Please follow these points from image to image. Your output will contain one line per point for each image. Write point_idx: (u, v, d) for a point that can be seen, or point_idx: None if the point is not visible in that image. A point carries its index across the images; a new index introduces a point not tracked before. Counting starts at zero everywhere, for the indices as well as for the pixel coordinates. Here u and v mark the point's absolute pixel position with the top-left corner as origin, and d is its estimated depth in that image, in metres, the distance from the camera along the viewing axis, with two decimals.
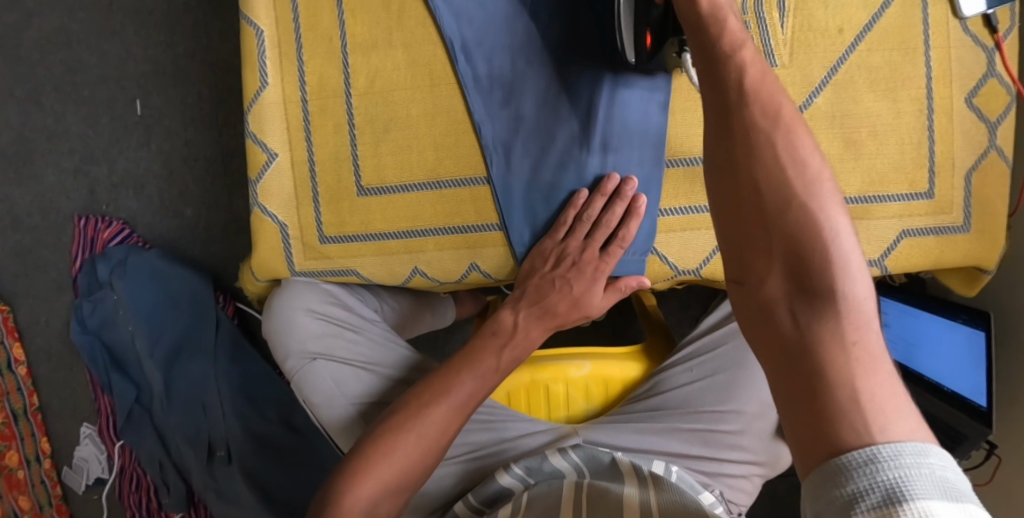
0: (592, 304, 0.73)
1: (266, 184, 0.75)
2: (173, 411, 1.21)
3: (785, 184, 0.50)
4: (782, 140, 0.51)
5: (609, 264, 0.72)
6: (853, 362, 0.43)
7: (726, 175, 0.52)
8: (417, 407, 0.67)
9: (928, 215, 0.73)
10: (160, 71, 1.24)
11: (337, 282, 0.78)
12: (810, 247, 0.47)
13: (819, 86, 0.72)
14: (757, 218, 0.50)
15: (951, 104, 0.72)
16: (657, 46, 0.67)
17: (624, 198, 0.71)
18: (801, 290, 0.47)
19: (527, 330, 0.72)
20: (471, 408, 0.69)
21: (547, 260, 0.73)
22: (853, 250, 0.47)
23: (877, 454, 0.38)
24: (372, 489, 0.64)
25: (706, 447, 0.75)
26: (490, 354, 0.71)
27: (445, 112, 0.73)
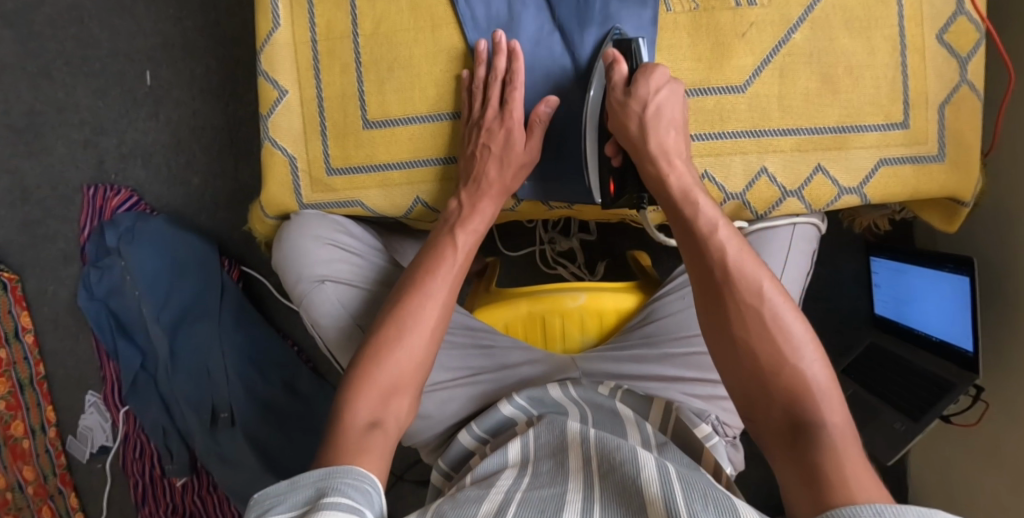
0: (516, 153, 0.75)
1: (276, 120, 0.79)
2: (178, 376, 1.23)
3: (775, 344, 0.60)
4: (769, 312, 0.61)
5: (513, 112, 0.74)
6: (846, 471, 0.53)
7: (725, 338, 0.63)
8: (406, 311, 0.69)
9: (903, 145, 0.77)
10: (169, 44, 1.28)
11: (344, 215, 0.81)
12: (803, 398, 0.58)
13: (797, 24, 0.76)
14: (757, 375, 0.60)
15: (923, 41, 0.76)
16: (620, 192, 0.75)
17: (500, 54, 0.74)
18: (797, 423, 0.58)
19: (471, 205, 0.75)
20: (451, 297, 0.72)
21: (465, 143, 0.76)
22: (831, 391, 0.58)
23: (882, 511, 0.43)
24: (374, 401, 0.65)
25: (699, 371, 0.79)
26: (446, 239, 0.74)
27: (446, 53, 0.77)
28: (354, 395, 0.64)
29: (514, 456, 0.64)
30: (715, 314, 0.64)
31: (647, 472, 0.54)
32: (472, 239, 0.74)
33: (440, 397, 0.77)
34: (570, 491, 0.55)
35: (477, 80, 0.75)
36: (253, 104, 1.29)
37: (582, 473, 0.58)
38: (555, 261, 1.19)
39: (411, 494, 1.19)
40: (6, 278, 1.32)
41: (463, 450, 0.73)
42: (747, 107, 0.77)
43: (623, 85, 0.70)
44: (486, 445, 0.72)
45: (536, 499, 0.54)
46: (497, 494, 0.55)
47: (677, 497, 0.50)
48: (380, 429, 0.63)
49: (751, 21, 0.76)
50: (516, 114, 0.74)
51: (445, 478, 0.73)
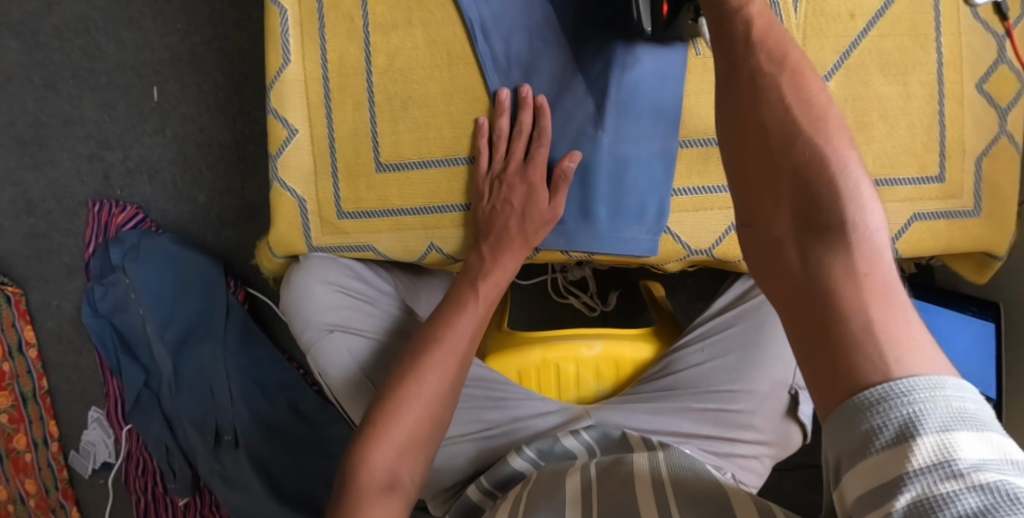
0: (539, 211, 0.72)
1: (286, 159, 0.76)
2: (182, 396, 1.21)
3: (791, 123, 0.49)
4: (788, 84, 0.51)
5: (536, 168, 0.72)
6: (865, 293, 0.41)
7: (733, 123, 0.53)
8: (425, 363, 0.68)
9: (937, 199, 0.74)
10: (177, 58, 1.25)
11: (356, 258, 0.79)
12: (818, 181, 0.46)
13: (831, 72, 0.73)
14: (763, 159, 0.50)
15: (961, 90, 0.73)
16: (673, 16, 0.64)
17: (526, 105, 0.72)
18: (808, 224, 0.46)
19: (492, 260, 0.73)
20: (470, 353, 0.71)
21: (484, 193, 0.73)
22: (860, 173, 0.46)
23: (891, 391, 0.38)
24: (389, 457, 0.64)
25: (718, 427, 0.76)
26: (467, 291, 0.73)
27: (463, 92, 0.74)
28: (369, 451, 0.63)
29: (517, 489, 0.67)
30: (726, 93, 0.54)
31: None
32: (496, 296, 0.73)
33: (450, 448, 0.76)
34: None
35: (499, 131, 0.73)
36: (261, 121, 1.26)
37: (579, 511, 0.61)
38: (567, 291, 1.16)
39: None
40: (9, 292, 1.30)
41: (470, 504, 0.72)
42: None
43: None
44: (494, 499, 0.71)
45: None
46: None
47: None
48: (397, 491, 0.64)
49: None
50: (539, 170, 0.72)
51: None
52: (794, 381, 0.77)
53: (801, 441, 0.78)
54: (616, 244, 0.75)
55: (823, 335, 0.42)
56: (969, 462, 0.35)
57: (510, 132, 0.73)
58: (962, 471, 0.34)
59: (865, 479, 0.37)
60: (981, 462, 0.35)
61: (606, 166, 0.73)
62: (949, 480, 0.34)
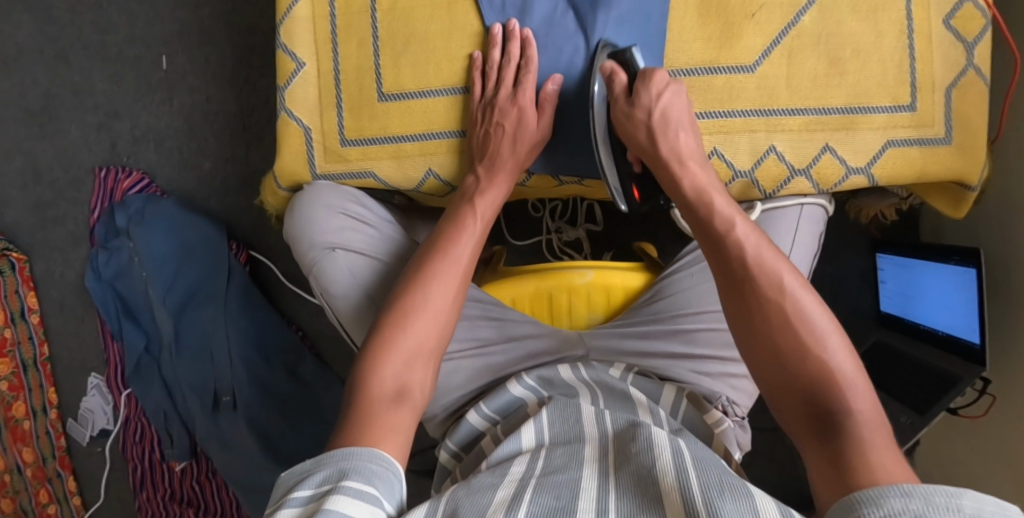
0: (529, 133, 0.77)
1: (293, 91, 0.81)
2: (182, 359, 1.24)
3: (798, 334, 0.58)
4: (790, 299, 0.59)
5: (526, 92, 0.76)
6: (883, 465, 0.50)
7: (744, 326, 0.61)
8: (428, 277, 0.69)
9: (910, 127, 0.78)
10: (186, 30, 1.30)
11: (357, 186, 0.82)
12: (828, 383, 0.55)
13: (807, 6, 0.77)
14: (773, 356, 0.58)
15: (929, 26, 0.77)
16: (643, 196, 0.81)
17: (514, 39, 0.76)
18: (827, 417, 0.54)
19: (487, 181, 0.77)
20: (471, 268, 0.72)
21: (476, 125, 0.78)
22: (853, 366, 0.56)
23: (909, 491, 0.42)
24: (398, 365, 0.64)
25: (709, 348, 0.78)
26: (465, 208, 0.76)
27: (461, 29, 0.78)
28: (381, 359, 0.63)
29: (529, 440, 0.63)
30: (733, 302, 0.62)
31: (664, 461, 0.53)
32: (494, 214, 0.76)
33: (450, 367, 0.78)
34: (586, 479, 0.54)
35: (490, 61, 0.76)
36: (266, 91, 1.30)
37: (598, 463, 0.57)
38: (561, 251, 1.20)
39: (410, 485, 1.20)
40: (13, 258, 1.33)
41: (472, 430, 0.73)
42: (756, 87, 0.78)
43: (624, 96, 0.73)
44: (496, 425, 0.72)
45: (552, 485, 0.53)
46: (515, 480, 0.54)
47: (693, 486, 0.50)
48: (406, 401, 0.62)
49: (761, 3, 0.76)
50: (526, 94, 0.76)
51: (453, 457, 0.73)
52: None
53: None
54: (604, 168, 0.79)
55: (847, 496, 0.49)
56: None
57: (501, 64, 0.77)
58: None
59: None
60: None
61: (592, 94, 0.78)
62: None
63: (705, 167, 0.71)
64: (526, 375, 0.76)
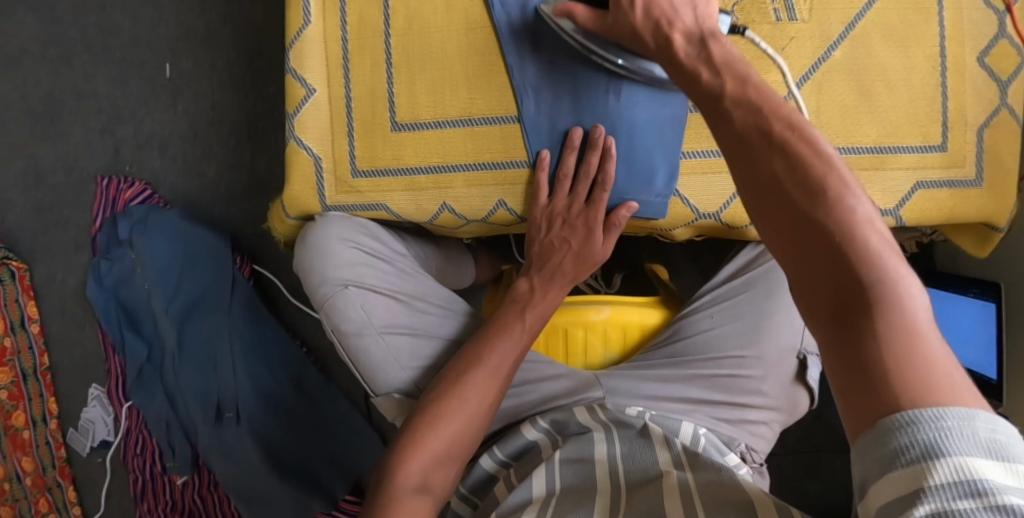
0: (593, 254, 0.77)
1: (303, 117, 0.78)
2: (185, 368, 1.22)
3: (814, 201, 0.48)
4: (808, 161, 0.50)
5: (597, 213, 0.75)
6: (902, 349, 0.41)
7: (757, 195, 0.52)
8: (463, 382, 0.71)
9: (941, 168, 0.76)
10: (190, 35, 1.27)
11: (371, 218, 0.80)
12: (850, 250, 0.46)
13: (839, 40, 0.74)
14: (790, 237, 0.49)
15: (963, 61, 0.75)
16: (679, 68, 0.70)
17: (596, 147, 0.73)
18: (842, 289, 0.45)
19: (541, 292, 0.77)
20: (509, 374, 0.73)
21: (541, 226, 0.77)
22: (883, 244, 0.46)
23: (917, 417, 0.38)
24: (423, 461, 0.67)
25: (728, 394, 0.77)
26: (514, 318, 0.76)
27: (479, 55, 0.75)
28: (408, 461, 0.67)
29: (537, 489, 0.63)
30: (743, 173, 0.53)
31: None
32: (541, 326, 0.77)
33: None
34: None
35: (583, 175, 0.74)
36: (272, 99, 1.28)
37: None
38: None
39: None
40: (14, 267, 1.31)
41: (484, 473, 0.73)
42: None
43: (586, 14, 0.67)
44: (509, 469, 0.73)
45: None
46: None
47: None
48: (428, 493, 0.66)
49: (791, 36, 0.74)
50: (597, 217, 0.75)
51: (464, 502, 0.73)
52: (803, 347, 0.77)
53: (808, 407, 0.79)
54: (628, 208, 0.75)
55: (864, 394, 0.41)
56: (992, 486, 0.35)
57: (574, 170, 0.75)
58: (982, 491, 0.35)
59: (889, 491, 0.37)
60: (1004, 487, 0.35)
61: (615, 124, 0.73)
62: (967, 499, 0.35)
63: (715, 35, 0.60)
64: (539, 417, 0.76)
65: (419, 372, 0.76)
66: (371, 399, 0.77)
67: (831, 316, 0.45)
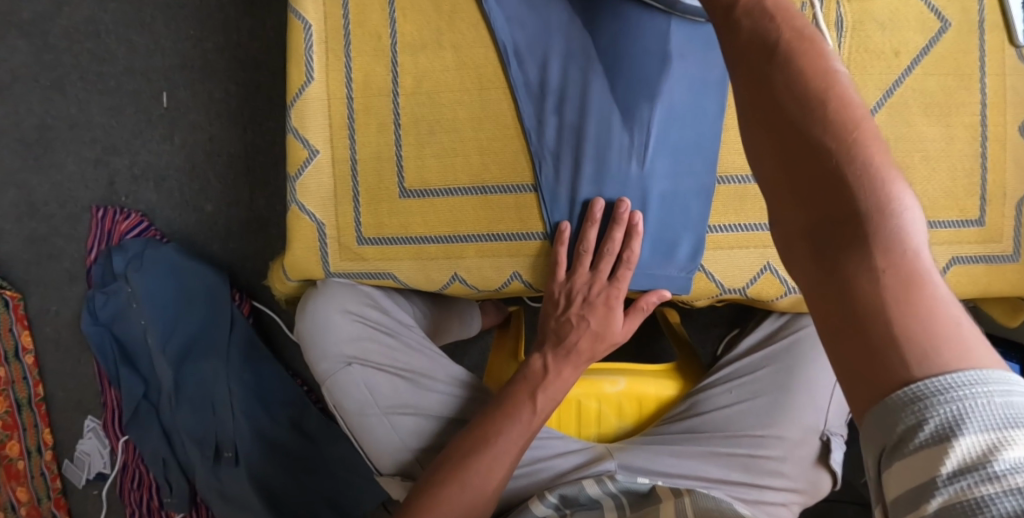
0: (613, 334, 0.73)
1: (305, 181, 0.73)
2: (181, 409, 1.18)
3: (817, 119, 0.41)
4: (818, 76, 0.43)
5: (619, 290, 0.71)
6: (902, 293, 0.35)
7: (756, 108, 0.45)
8: (464, 469, 0.67)
9: (978, 243, 0.72)
10: (188, 63, 1.22)
11: (375, 285, 0.76)
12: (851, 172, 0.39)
13: (874, 110, 0.70)
14: (779, 161, 0.42)
15: (1005, 131, 0.71)
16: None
17: (619, 222, 0.69)
18: (837, 219, 0.38)
19: (555, 371, 0.72)
20: (514, 460, 0.69)
21: (558, 303, 0.73)
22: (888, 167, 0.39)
23: (926, 391, 0.32)
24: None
25: (747, 473, 0.73)
26: (523, 401, 0.71)
27: (494, 120, 0.71)
28: None
29: None
30: (744, 87, 0.46)
31: None
32: (551, 408, 0.72)
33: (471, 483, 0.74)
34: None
35: (603, 253, 0.70)
36: (273, 131, 1.23)
37: None
38: None
39: None
40: (7, 296, 1.27)
41: None
42: None
43: None
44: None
45: None
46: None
47: None
48: None
49: None
50: (619, 294, 0.71)
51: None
52: (826, 427, 0.74)
53: (831, 488, 0.75)
54: (648, 282, 0.72)
55: (855, 346, 0.35)
56: (1014, 465, 0.29)
57: (595, 244, 0.70)
58: (1007, 474, 0.29)
59: (900, 486, 0.32)
60: None
61: (636, 194, 0.70)
62: (987, 484, 0.29)
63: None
64: (548, 491, 0.71)
65: (422, 452, 0.72)
66: (376, 478, 0.73)
67: (818, 253, 0.39)
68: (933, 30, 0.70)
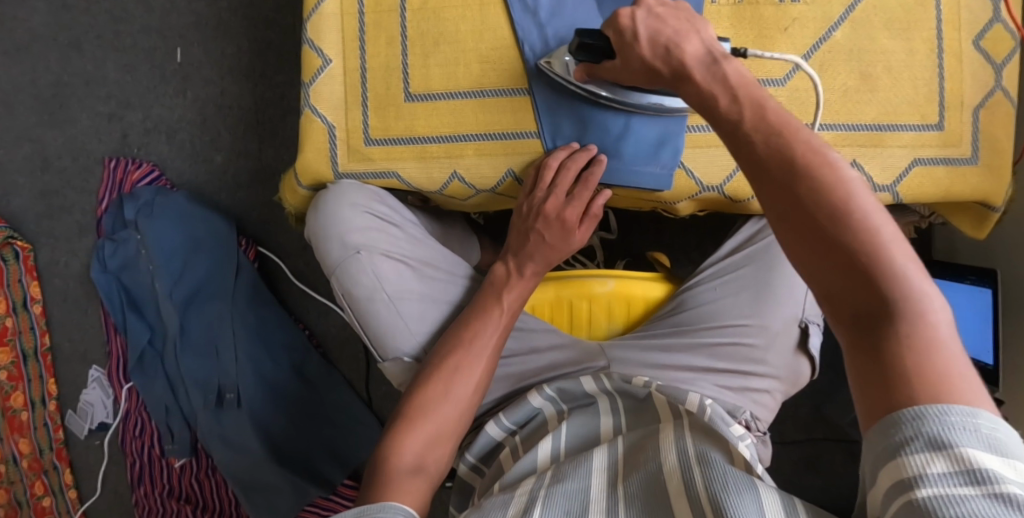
0: (567, 248, 0.80)
1: (318, 87, 0.80)
2: (185, 355, 1.22)
3: (842, 216, 0.48)
4: (830, 178, 0.50)
5: (574, 210, 0.77)
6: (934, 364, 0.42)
7: (781, 207, 0.51)
8: (452, 368, 0.73)
9: (937, 146, 0.78)
10: (202, 23, 1.29)
11: (380, 186, 0.82)
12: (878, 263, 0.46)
13: (838, 22, 0.77)
14: (809, 249, 0.49)
15: (959, 45, 0.77)
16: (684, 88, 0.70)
17: (587, 150, 0.76)
18: (870, 306, 0.46)
19: (517, 275, 0.79)
20: (494, 359, 0.75)
21: (522, 215, 0.81)
22: (903, 250, 0.47)
23: (924, 412, 0.40)
24: (419, 445, 0.68)
25: (731, 362, 0.78)
26: (493, 301, 0.78)
27: (492, 30, 0.77)
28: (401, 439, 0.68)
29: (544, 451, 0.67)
30: (766, 189, 0.52)
31: (669, 462, 0.57)
32: (518, 308, 0.79)
33: None
34: (593, 489, 0.58)
35: (563, 174, 0.76)
36: (281, 87, 1.30)
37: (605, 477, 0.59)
38: (573, 259, 1.19)
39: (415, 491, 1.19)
40: (19, 247, 1.32)
41: (491, 440, 0.74)
42: (785, 100, 0.77)
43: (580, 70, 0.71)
44: (516, 437, 0.73)
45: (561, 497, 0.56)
46: (523, 496, 0.57)
47: (695, 473, 0.54)
48: (422, 474, 0.67)
49: (793, 17, 0.76)
50: (574, 213, 0.78)
51: (474, 471, 0.75)
52: (804, 315, 0.79)
53: (809, 376, 0.81)
54: (634, 179, 0.77)
55: (882, 397, 0.43)
56: (997, 477, 0.37)
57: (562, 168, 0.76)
58: (984, 480, 0.37)
59: (891, 477, 0.40)
60: (1006, 476, 0.37)
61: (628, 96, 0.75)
62: (969, 485, 0.37)
63: (726, 55, 0.58)
64: (545, 385, 0.76)
65: (424, 338, 0.79)
66: (380, 363, 0.80)
67: (861, 335, 0.46)
68: None
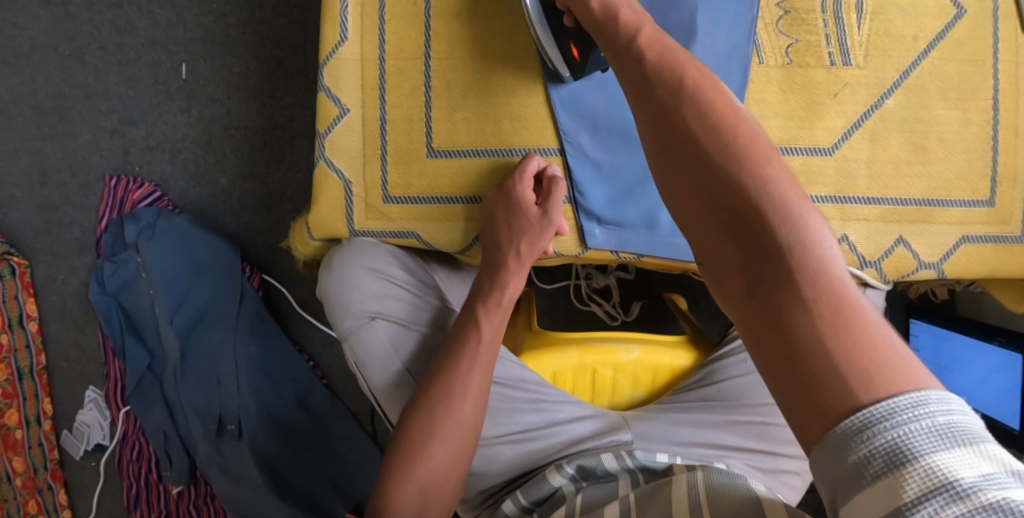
0: (535, 228, 0.72)
1: (334, 138, 0.75)
2: (186, 383, 1.18)
3: (721, 151, 0.47)
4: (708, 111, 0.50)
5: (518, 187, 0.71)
6: (828, 321, 0.40)
7: (665, 148, 0.50)
8: (434, 403, 0.68)
9: (986, 223, 0.74)
10: (209, 37, 1.24)
11: (397, 245, 0.78)
12: (762, 202, 0.44)
13: (891, 89, 0.72)
14: (695, 202, 0.48)
15: (1016, 117, 0.73)
16: (584, 56, 0.68)
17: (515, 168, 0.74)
18: (759, 250, 0.43)
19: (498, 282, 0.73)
20: (480, 388, 0.70)
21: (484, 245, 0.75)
22: (801, 196, 0.44)
23: (872, 417, 0.36)
24: (416, 494, 0.65)
25: (761, 441, 0.76)
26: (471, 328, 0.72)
27: (523, 84, 0.73)
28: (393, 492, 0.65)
29: None
30: (653, 131, 0.52)
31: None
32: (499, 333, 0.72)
33: (485, 451, 0.74)
34: None
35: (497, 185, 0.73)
36: (291, 107, 1.25)
37: None
38: (589, 298, 1.15)
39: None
40: (14, 262, 1.27)
41: None
42: (832, 171, 0.73)
43: None
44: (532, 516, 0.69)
45: None
46: None
47: None
48: None
49: (845, 82, 0.72)
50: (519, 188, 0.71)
51: None
52: None
53: None
54: (671, 250, 0.74)
55: (799, 387, 0.39)
56: (970, 482, 0.33)
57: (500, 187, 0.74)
58: (961, 490, 0.32)
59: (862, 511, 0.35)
60: (978, 474, 0.33)
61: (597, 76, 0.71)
62: (953, 503, 0.32)
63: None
64: (565, 462, 0.72)
65: (417, 370, 0.75)
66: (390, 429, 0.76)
67: (748, 285, 0.43)
68: (950, 15, 0.72)
